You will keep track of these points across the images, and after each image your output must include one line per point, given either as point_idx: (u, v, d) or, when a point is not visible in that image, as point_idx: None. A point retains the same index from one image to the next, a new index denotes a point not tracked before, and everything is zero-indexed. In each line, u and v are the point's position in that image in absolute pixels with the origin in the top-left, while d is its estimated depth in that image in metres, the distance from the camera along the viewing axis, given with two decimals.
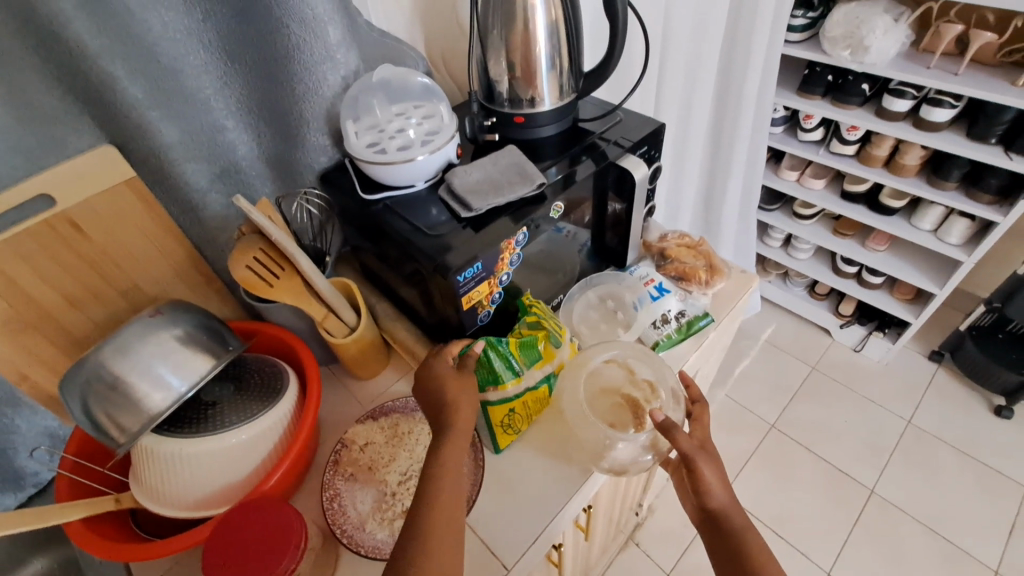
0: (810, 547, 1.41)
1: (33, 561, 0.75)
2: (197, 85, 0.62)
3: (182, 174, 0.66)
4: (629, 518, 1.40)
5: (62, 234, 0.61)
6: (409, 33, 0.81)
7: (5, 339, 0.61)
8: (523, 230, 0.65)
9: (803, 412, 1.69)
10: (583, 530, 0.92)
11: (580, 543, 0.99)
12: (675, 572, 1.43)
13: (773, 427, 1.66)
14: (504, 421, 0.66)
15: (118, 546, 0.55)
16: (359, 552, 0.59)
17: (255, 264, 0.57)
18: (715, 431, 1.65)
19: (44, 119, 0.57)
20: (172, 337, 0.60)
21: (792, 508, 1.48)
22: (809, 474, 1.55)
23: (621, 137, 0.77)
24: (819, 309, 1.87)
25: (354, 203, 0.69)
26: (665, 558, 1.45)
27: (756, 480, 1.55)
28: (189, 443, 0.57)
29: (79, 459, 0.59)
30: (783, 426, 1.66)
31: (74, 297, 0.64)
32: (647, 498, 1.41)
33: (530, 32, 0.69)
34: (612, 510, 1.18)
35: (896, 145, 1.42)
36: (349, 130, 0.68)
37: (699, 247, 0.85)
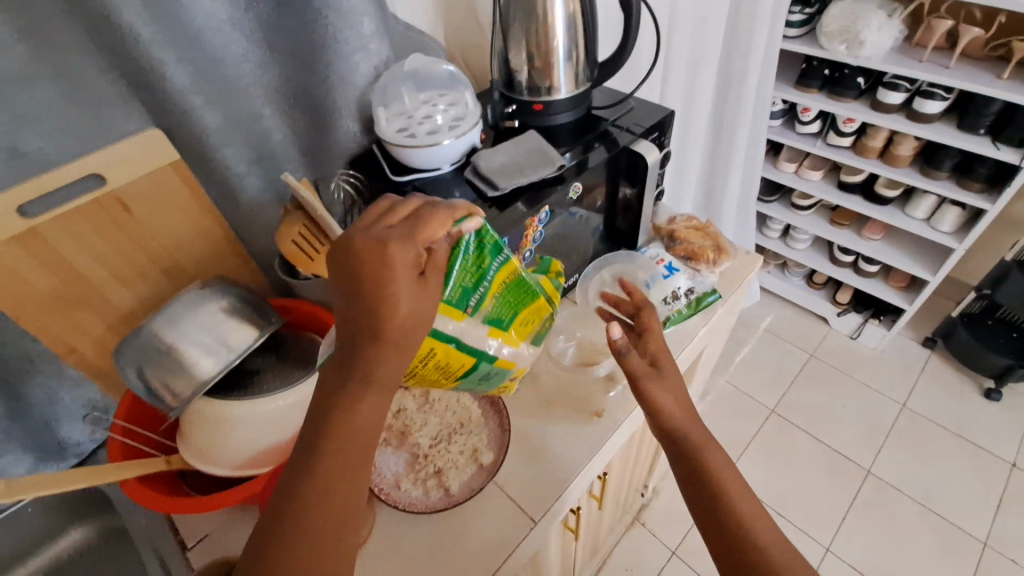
0: (809, 524, 1.46)
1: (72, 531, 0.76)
2: (239, 72, 0.65)
3: (222, 157, 0.70)
4: (635, 498, 1.44)
5: (111, 212, 0.64)
6: (431, 25, 0.85)
7: (56, 315, 0.64)
8: (545, 210, 0.71)
9: (801, 398, 1.74)
10: (597, 499, 0.96)
11: (591, 515, 1.03)
12: (680, 550, 1.47)
13: (773, 412, 1.71)
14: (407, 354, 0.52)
15: (173, 500, 0.59)
16: (396, 506, 0.65)
17: (299, 239, 0.62)
18: (717, 416, 1.70)
19: (97, 102, 0.60)
20: (218, 309, 0.63)
21: (792, 488, 1.54)
22: (808, 456, 1.60)
23: (634, 124, 0.82)
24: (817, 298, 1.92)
25: (384, 184, 0.73)
26: (671, 537, 1.50)
27: (757, 462, 1.60)
28: (237, 406, 0.61)
29: (129, 424, 0.63)
30: (782, 411, 1.71)
31: (120, 274, 0.67)
32: (652, 480, 1.46)
33: (550, 24, 0.73)
34: (621, 487, 1.23)
35: (890, 136, 1.47)
36: (380, 115, 0.71)
37: (707, 229, 0.90)
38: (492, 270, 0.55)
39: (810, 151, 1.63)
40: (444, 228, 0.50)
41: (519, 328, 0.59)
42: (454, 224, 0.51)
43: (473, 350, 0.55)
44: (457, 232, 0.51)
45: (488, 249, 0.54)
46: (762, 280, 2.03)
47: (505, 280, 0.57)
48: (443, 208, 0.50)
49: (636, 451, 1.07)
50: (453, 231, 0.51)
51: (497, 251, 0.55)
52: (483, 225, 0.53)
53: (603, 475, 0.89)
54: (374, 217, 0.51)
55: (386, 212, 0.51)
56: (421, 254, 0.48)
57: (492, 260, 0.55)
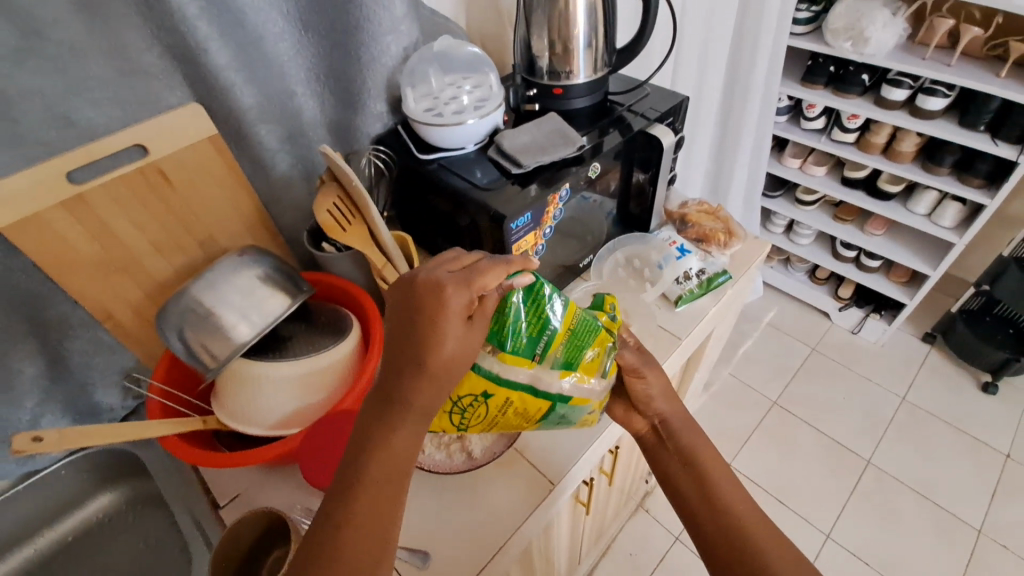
0: (809, 512, 1.49)
1: (98, 496, 0.77)
2: (275, 50, 0.68)
3: (257, 132, 0.72)
4: (640, 485, 1.47)
5: (152, 182, 0.67)
6: (454, 12, 0.88)
7: (98, 280, 0.66)
8: (565, 187, 0.73)
9: (803, 390, 1.77)
10: (607, 476, 0.99)
11: (601, 494, 1.06)
12: (683, 536, 1.50)
13: (775, 404, 1.73)
14: (461, 399, 0.57)
15: (209, 455, 0.61)
16: (422, 468, 0.68)
17: (334, 209, 0.65)
18: (720, 407, 1.73)
19: (143, 76, 0.63)
20: (253, 276, 0.66)
21: (793, 477, 1.57)
22: (809, 447, 1.63)
23: (649, 109, 0.85)
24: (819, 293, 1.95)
25: (410, 162, 0.76)
26: (674, 523, 1.52)
27: (759, 451, 1.62)
28: (272, 367, 0.64)
29: (167, 385, 0.66)
30: (784, 403, 1.74)
31: (158, 243, 0.70)
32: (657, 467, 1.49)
33: (572, 10, 0.76)
34: (628, 471, 1.26)
35: (893, 133, 1.51)
36: (409, 96, 0.75)
37: (717, 213, 0.93)
38: (552, 318, 0.56)
39: (814, 147, 1.66)
40: (498, 280, 0.53)
41: (586, 366, 0.59)
42: (506, 277, 0.54)
43: (546, 395, 0.57)
44: (508, 286, 0.54)
45: (542, 300, 0.56)
46: (766, 275, 2.06)
47: (567, 324, 0.57)
48: (500, 261, 0.53)
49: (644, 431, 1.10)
50: (505, 284, 0.54)
51: (554, 301, 0.56)
52: (535, 281, 0.56)
53: (614, 451, 0.92)
54: (439, 262, 0.55)
55: (447, 261, 0.55)
56: (475, 301, 0.52)
57: (550, 310, 0.56)
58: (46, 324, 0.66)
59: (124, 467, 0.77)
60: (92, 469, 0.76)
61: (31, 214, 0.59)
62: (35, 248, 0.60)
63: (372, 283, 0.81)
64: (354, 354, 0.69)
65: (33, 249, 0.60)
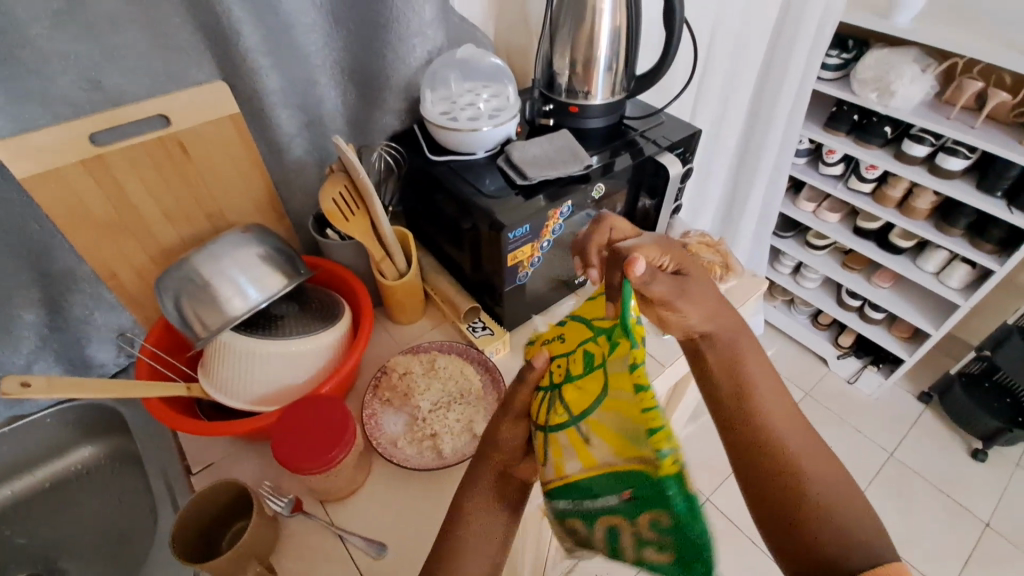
0: None
1: (80, 448, 0.79)
2: (306, 40, 0.71)
3: (277, 116, 0.75)
4: None
5: (169, 152, 0.69)
6: (484, 21, 0.90)
7: (105, 239, 0.68)
8: (567, 203, 0.74)
9: None
10: None
11: None
12: None
13: None
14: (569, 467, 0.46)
15: (188, 422, 0.63)
16: (391, 462, 0.68)
17: (339, 198, 0.67)
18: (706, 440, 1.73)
19: (175, 50, 0.65)
20: (254, 254, 0.68)
21: None
22: None
23: (660, 137, 0.86)
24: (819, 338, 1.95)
25: (421, 162, 0.78)
26: None
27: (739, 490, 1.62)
28: (259, 343, 0.66)
29: (157, 348, 0.68)
30: None
31: (168, 211, 0.72)
32: (633, 491, 1.48)
33: (596, 33, 0.78)
34: None
35: (910, 188, 1.51)
36: (426, 99, 0.77)
37: (717, 246, 0.93)
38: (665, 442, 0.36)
39: (830, 193, 1.67)
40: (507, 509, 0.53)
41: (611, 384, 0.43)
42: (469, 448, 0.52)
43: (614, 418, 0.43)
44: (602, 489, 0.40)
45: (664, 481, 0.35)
46: (768, 314, 2.06)
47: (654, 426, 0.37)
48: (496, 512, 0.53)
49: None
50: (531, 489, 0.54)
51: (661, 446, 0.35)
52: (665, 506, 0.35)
53: None
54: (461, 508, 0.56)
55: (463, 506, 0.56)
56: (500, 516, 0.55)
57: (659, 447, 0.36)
58: (50, 276, 0.69)
59: (107, 422, 0.79)
60: (73, 422, 0.78)
61: (50, 169, 0.61)
62: (50, 203, 0.63)
63: (369, 274, 0.83)
64: (342, 339, 0.71)
65: (48, 202, 0.63)
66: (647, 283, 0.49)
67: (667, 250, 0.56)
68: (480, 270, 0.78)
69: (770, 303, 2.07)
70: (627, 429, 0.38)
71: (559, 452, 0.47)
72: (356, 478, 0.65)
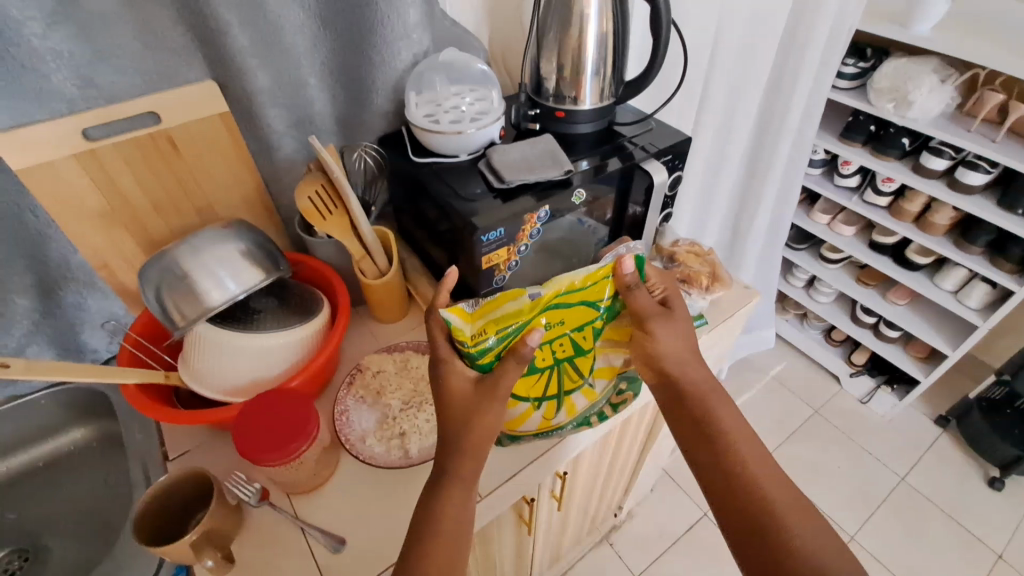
0: None
1: (72, 430, 0.82)
2: (294, 42, 0.73)
3: (266, 116, 0.77)
4: (607, 517, 1.45)
5: (160, 148, 0.71)
6: (477, 26, 0.91)
7: (97, 230, 0.71)
8: (545, 208, 0.74)
9: (797, 451, 1.71)
10: (558, 501, 0.99)
11: (553, 518, 1.06)
12: None
13: None
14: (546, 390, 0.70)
15: (160, 409, 0.65)
16: (359, 458, 0.69)
17: (315, 196, 0.68)
18: None
19: (167, 50, 0.68)
20: (234, 248, 0.70)
21: None
22: None
23: (649, 143, 0.85)
24: (832, 355, 1.89)
25: (405, 163, 0.79)
26: (636, 562, 1.49)
27: None
28: (233, 335, 0.67)
29: (140, 337, 0.70)
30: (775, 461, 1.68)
31: (158, 205, 0.74)
32: (627, 502, 1.46)
33: (583, 38, 0.77)
34: (592, 502, 1.24)
35: (929, 202, 1.45)
36: (412, 101, 0.78)
37: (707, 256, 0.91)
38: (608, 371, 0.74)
39: (845, 205, 1.62)
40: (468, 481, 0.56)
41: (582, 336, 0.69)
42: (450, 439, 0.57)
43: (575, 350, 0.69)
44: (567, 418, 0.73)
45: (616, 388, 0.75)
46: (780, 328, 2.00)
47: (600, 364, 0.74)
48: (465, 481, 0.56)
49: (610, 461, 1.08)
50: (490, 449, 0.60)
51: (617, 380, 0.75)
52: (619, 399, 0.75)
53: (564, 475, 0.90)
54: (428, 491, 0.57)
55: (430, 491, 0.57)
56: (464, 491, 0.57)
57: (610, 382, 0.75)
58: (44, 264, 0.72)
59: (97, 407, 0.82)
60: (65, 404, 0.81)
61: (44, 161, 0.64)
62: (44, 194, 0.66)
63: (353, 272, 0.84)
64: (317, 335, 0.73)
65: (42, 192, 0.66)
66: (632, 288, 0.65)
67: (665, 280, 0.70)
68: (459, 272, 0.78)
69: (782, 317, 2.01)
70: (613, 352, 0.73)
71: (568, 402, 0.71)
72: (320, 472, 0.66)
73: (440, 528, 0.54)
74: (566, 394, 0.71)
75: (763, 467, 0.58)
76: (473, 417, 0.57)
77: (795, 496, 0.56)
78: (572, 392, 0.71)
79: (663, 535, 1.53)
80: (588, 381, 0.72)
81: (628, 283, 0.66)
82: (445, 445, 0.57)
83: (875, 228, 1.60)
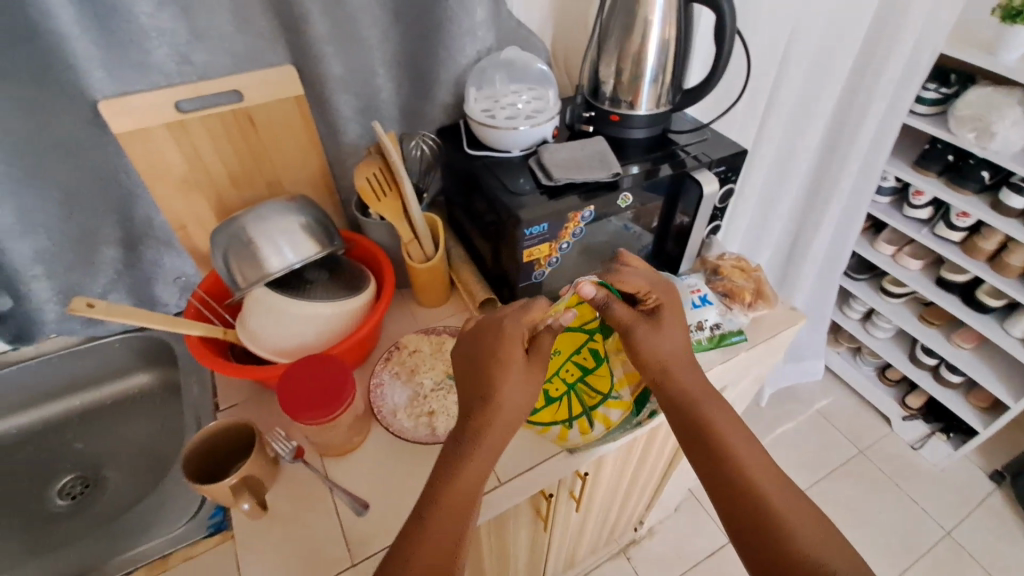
0: None
1: (139, 374, 0.90)
2: (368, 33, 0.77)
3: (336, 101, 0.82)
4: (627, 529, 1.43)
5: (240, 124, 0.78)
6: (542, 27, 0.93)
7: (179, 194, 0.78)
8: (589, 208, 0.75)
9: (835, 490, 1.63)
10: (578, 502, 0.99)
11: (571, 519, 1.06)
12: None
13: None
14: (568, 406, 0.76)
15: (216, 362, 0.71)
16: (388, 430, 0.72)
17: (372, 177, 0.72)
18: None
19: (255, 34, 0.74)
20: (295, 221, 0.75)
21: None
22: None
23: (702, 153, 0.84)
24: (884, 394, 1.79)
25: (459, 155, 0.82)
26: None
27: None
28: (286, 300, 0.72)
29: (205, 294, 0.77)
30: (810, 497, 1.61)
31: (233, 175, 0.81)
32: (649, 517, 1.44)
33: (644, 44, 0.78)
34: (614, 511, 1.23)
35: (1007, 242, 1.35)
36: (473, 96, 0.81)
37: (753, 272, 0.89)
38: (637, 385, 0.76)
39: (913, 237, 1.53)
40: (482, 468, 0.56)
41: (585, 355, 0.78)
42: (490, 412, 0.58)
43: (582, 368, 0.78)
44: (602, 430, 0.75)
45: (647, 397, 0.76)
46: (829, 360, 1.91)
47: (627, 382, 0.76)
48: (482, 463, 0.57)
49: (634, 470, 1.07)
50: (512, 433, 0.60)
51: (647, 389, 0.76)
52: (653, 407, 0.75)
53: (584, 475, 0.88)
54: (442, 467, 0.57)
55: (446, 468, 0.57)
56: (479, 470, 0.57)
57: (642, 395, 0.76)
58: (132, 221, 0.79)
59: (162, 356, 0.90)
60: (131, 352, 0.88)
61: (141, 128, 0.72)
62: (138, 156, 0.73)
63: (400, 254, 0.88)
64: (361, 309, 0.77)
65: (136, 154, 0.73)
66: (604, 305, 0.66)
67: (658, 285, 0.68)
68: (500, 263, 0.81)
69: (833, 349, 1.92)
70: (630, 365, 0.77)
71: (598, 415, 0.75)
72: (351, 438, 0.70)
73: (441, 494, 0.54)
74: (593, 409, 0.75)
75: (767, 478, 0.57)
76: (497, 394, 0.58)
77: (806, 510, 0.55)
78: (599, 405, 0.75)
79: (683, 556, 1.50)
80: (615, 393, 0.75)
81: (602, 302, 0.66)
82: (458, 438, 0.57)
83: (945, 265, 1.50)
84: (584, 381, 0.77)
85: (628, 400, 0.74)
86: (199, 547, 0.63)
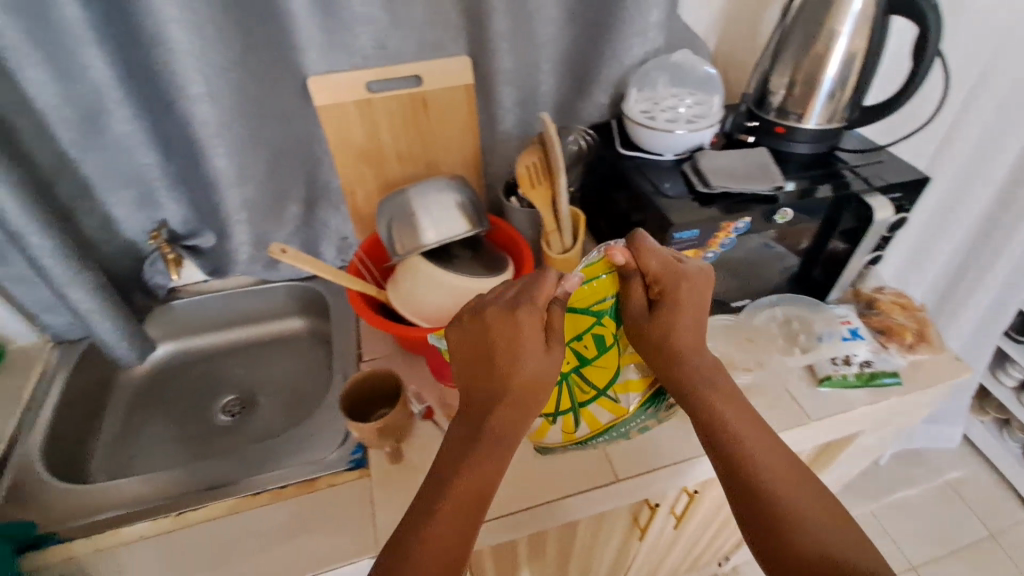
0: None
1: (295, 318, 1.02)
2: (542, 29, 0.81)
3: (501, 91, 0.87)
4: (710, 562, 1.36)
5: (415, 106, 0.85)
6: (710, 33, 0.92)
7: (353, 165, 0.87)
8: (745, 220, 0.72)
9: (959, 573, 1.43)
10: (676, 519, 0.96)
11: (664, 535, 1.03)
12: None
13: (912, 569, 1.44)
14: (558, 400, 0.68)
15: (371, 315, 0.78)
16: None
17: (531, 165, 0.76)
18: None
19: (443, 25, 0.80)
20: (452, 198, 0.81)
21: None
22: None
23: (875, 175, 0.78)
24: None
25: (612, 153, 0.83)
26: None
27: None
28: (437, 270, 0.78)
29: (365, 255, 0.85)
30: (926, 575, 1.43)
31: (400, 153, 0.89)
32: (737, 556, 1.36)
33: (827, 54, 0.74)
34: (705, 539, 1.18)
35: None
36: (632, 96, 0.82)
37: (914, 312, 0.83)
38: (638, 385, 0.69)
39: None
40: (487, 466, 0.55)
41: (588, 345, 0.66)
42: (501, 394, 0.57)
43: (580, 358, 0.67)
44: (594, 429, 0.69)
45: (660, 398, 0.70)
46: (972, 428, 1.68)
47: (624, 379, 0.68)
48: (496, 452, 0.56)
49: None
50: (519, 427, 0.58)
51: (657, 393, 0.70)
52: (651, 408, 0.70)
53: (692, 494, 0.88)
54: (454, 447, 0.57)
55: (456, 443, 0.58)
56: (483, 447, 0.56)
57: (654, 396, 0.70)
58: (314, 183, 0.90)
59: (314, 307, 1.00)
60: (296, 298, 1.00)
61: (335, 103, 0.81)
62: (330, 128, 0.83)
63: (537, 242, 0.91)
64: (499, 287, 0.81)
65: (329, 126, 0.83)
66: (625, 271, 0.64)
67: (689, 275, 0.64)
68: None
69: (978, 417, 1.68)
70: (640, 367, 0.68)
71: (587, 414, 0.68)
72: None
73: (455, 483, 0.54)
74: (582, 405, 0.68)
75: (785, 475, 0.55)
76: (512, 380, 0.57)
77: (821, 501, 0.53)
78: (589, 402, 0.68)
79: None
80: (611, 393, 0.68)
81: (625, 271, 0.64)
82: (466, 450, 0.56)
83: None
84: (579, 372, 0.67)
85: (626, 405, 0.68)
86: (342, 476, 0.69)
